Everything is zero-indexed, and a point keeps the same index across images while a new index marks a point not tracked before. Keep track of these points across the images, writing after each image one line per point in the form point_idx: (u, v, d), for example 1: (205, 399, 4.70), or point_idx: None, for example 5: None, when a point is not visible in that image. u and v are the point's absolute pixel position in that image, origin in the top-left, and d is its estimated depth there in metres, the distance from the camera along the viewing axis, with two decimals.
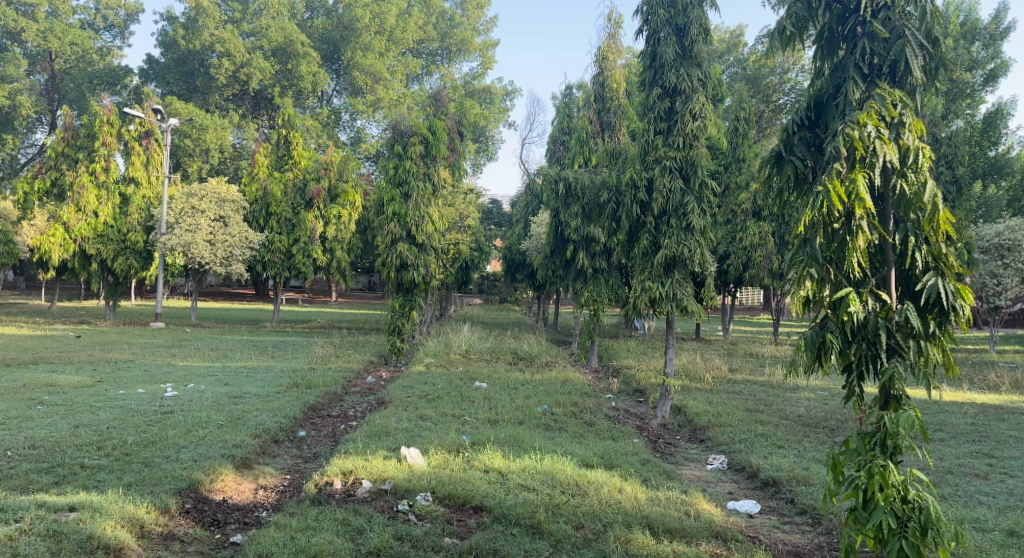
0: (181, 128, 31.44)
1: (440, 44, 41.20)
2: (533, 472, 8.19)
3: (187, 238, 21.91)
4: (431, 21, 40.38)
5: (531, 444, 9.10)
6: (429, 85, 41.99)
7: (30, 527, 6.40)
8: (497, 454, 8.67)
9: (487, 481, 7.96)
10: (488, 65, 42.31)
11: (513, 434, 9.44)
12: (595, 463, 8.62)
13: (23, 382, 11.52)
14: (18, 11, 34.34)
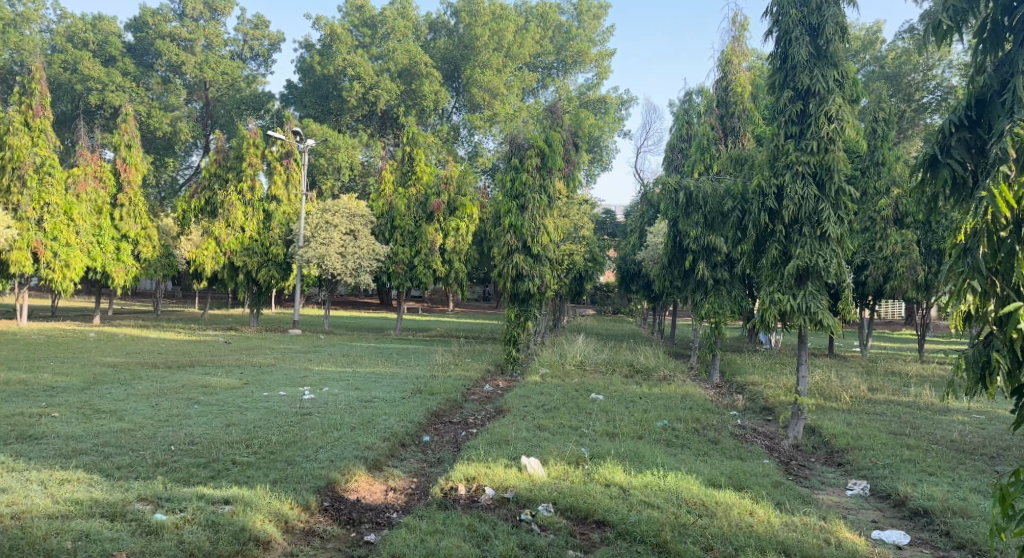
0: (317, 148, 33.22)
1: (556, 57, 41.44)
2: (657, 489, 8.05)
3: (322, 251, 22.88)
4: (548, 35, 40.84)
5: (654, 460, 8.96)
6: (545, 98, 42.31)
7: (192, 517, 6.89)
8: (618, 468, 8.58)
9: (610, 496, 7.89)
10: (604, 76, 42.16)
11: (635, 450, 9.30)
12: (723, 483, 8.36)
13: (182, 382, 12.54)
14: (180, 46, 37.55)
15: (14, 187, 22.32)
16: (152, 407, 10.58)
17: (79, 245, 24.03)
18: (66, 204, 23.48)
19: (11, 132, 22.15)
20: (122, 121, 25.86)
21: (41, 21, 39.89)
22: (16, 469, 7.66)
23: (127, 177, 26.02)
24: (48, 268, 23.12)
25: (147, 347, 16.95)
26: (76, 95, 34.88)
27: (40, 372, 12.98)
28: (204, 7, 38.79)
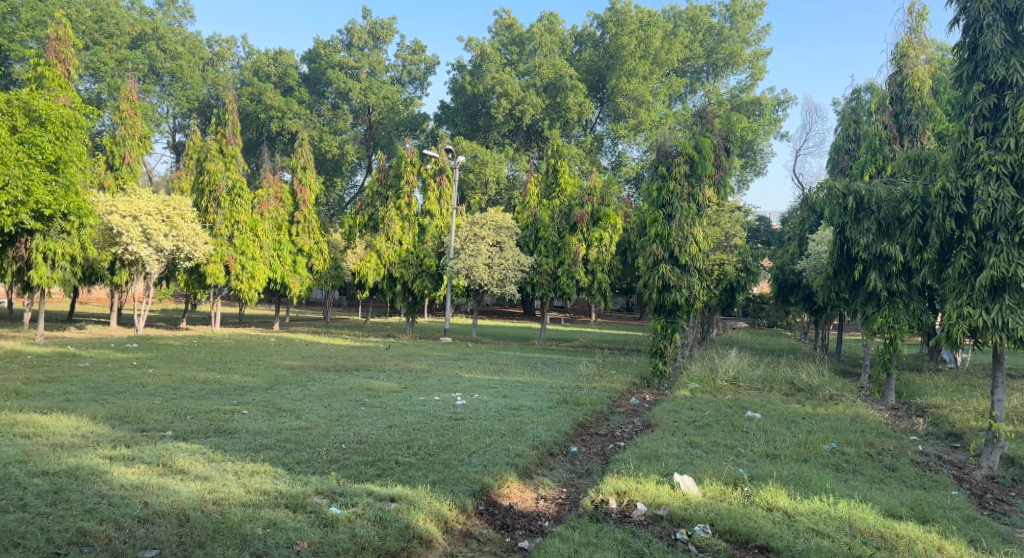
0: (466, 164, 34.39)
1: (706, 60, 40.60)
2: (827, 516, 7.73)
3: (469, 262, 23.68)
4: (698, 38, 40.13)
5: (822, 485, 8.57)
6: (694, 103, 41.52)
7: (363, 512, 7.37)
8: (781, 491, 8.29)
9: (772, 520, 7.66)
10: (758, 77, 40.70)
11: (798, 472, 8.95)
12: (905, 514, 7.88)
13: (349, 385, 13.39)
14: (346, 74, 40.16)
15: (210, 207, 24.79)
16: (324, 408, 11.38)
17: (262, 258, 26.13)
18: (253, 221, 25.68)
19: (209, 158, 24.63)
20: (299, 146, 28.26)
21: (231, 59, 44.44)
22: (214, 458, 8.49)
23: (303, 197, 28.17)
24: (237, 280, 25.34)
25: (318, 352, 18.21)
26: (260, 123, 38.63)
27: (230, 372, 14.30)
28: (368, 36, 41.47)
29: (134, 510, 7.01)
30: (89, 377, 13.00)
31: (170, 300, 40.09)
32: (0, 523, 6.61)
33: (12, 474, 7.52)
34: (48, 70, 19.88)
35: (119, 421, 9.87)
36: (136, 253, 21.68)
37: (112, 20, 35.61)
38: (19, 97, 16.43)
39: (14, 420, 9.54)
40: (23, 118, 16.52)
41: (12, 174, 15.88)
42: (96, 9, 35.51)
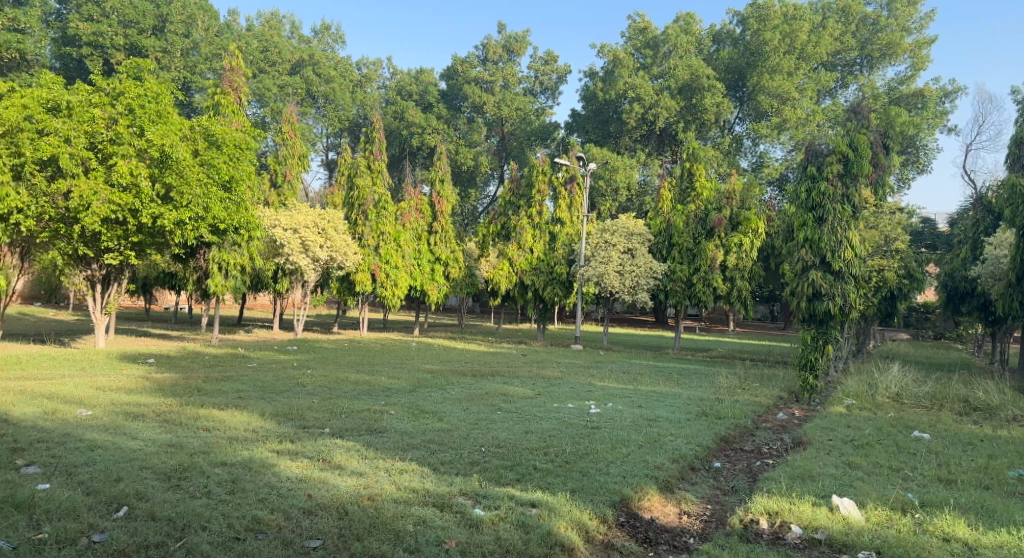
0: (598, 171, 34.42)
1: (859, 52, 38.46)
2: (1013, 551, 7.23)
3: (600, 270, 23.54)
4: (850, 29, 38.12)
5: (1005, 516, 8.01)
6: (846, 98, 39.46)
7: (506, 515, 7.62)
8: (957, 521, 7.82)
9: (949, 552, 7.27)
10: (919, 66, 38.10)
11: (976, 501, 8.39)
12: None
13: (486, 390, 13.75)
14: (481, 88, 41.32)
15: (359, 220, 26.28)
16: (464, 411, 11.74)
17: (404, 267, 27.28)
18: (396, 232, 27.00)
19: (359, 174, 26.46)
20: (437, 160, 29.65)
21: (377, 80, 47.08)
22: (366, 456, 9.02)
23: (441, 208, 29.37)
24: (382, 287, 26.50)
25: (456, 357, 18.77)
26: (402, 139, 40.71)
27: (378, 375, 15.05)
28: (503, 50, 42.34)
29: (299, 501, 7.57)
30: (257, 377, 14.11)
31: (322, 307, 42.78)
32: (189, 507, 7.29)
33: (196, 463, 8.32)
34: (223, 97, 22.32)
35: (284, 418, 10.65)
36: (295, 263, 23.25)
37: (276, 50, 39.99)
38: (201, 124, 19.06)
39: (196, 414, 10.53)
40: (204, 142, 19.03)
41: (195, 193, 17.91)
42: (264, 42, 40.12)
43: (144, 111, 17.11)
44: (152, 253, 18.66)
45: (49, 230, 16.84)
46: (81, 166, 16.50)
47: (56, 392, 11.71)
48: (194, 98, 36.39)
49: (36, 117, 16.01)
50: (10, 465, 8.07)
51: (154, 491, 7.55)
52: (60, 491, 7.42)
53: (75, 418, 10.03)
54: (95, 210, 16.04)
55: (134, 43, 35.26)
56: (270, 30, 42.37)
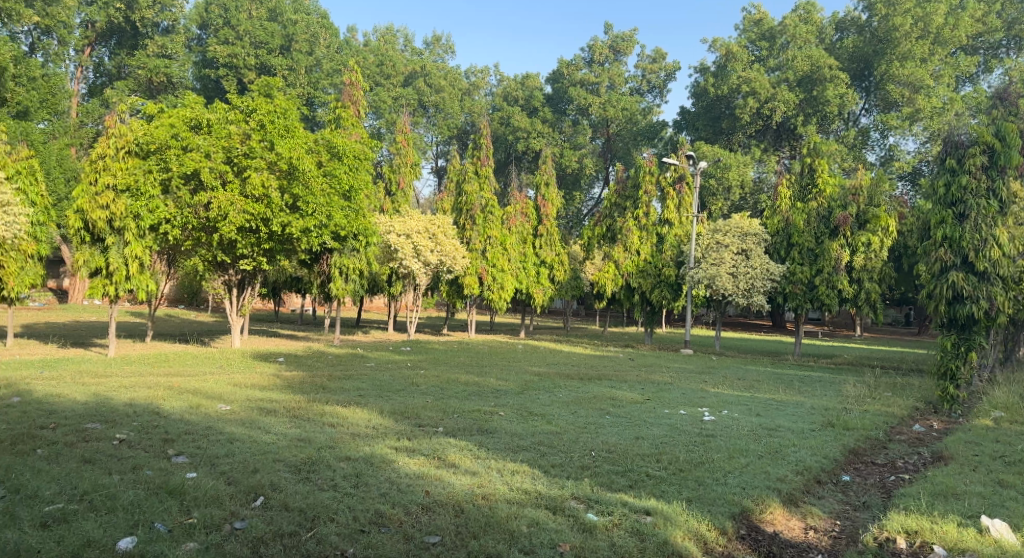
0: (709, 170, 33.60)
1: (1004, 33, 35.71)
2: None
3: (712, 271, 22.59)
4: (994, 9, 35.45)
5: None
6: (988, 84, 36.81)
7: (620, 522, 7.45)
8: None
9: None
10: None
11: None
12: None
13: (595, 393, 13.55)
14: (587, 90, 41.19)
15: (467, 224, 26.77)
16: (573, 415, 11.61)
17: (510, 270, 27.37)
18: (502, 235, 27.14)
19: (468, 180, 26.92)
20: (542, 163, 29.65)
21: (485, 87, 47.80)
22: (479, 456, 9.07)
23: (546, 212, 29.37)
24: (489, 290, 26.71)
25: (563, 360, 18.63)
26: (508, 144, 41.74)
27: (486, 376, 15.13)
28: (610, 51, 42.04)
29: (417, 497, 7.66)
30: (374, 376, 14.48)
31: (432, 309, 43.68)
32: (318, 499, 7.49)
33: (323, 457, 8.59)
34: (343, 111, 23.85)
35: (401, 416, 10.85)
36: (408, 267, 23.78)
37: (390, 63, 41.44)
38: (325, 137, 19.92)
39: (321, 411, 10.89)
40: (327, 154, 19.93)
41: (319, 202, 18.83)
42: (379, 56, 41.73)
43: (273, 126, 18.00)
44: (281, 260, 19.69)
45: (193, 238, 18.49)
46: (219, 180, 17.79)
47: (197, 387, 12.40)
48: (316, 112, 38.34)
49: (181, 135, 17.61)
50: (162, 454, 8.54)
51: (287, 483, 7.80)
52: (205, 480, 7.76)
53: (215, 412, 10.58)
54: (232, 219, 17.30)
55: (263, 63, 37.60)
56: (385, 44, 44.07)
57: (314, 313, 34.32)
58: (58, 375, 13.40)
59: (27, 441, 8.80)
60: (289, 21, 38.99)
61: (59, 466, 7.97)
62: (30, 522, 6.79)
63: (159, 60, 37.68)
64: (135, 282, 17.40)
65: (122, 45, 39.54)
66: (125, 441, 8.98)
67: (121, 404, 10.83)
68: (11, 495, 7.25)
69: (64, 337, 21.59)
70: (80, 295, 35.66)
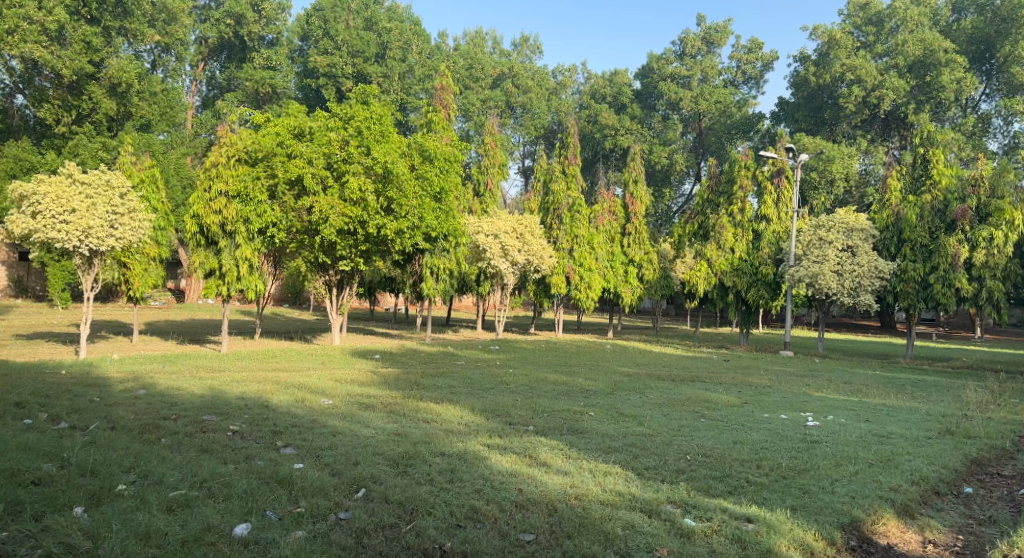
0: (809, 163, 32.44)
1: None
2: None
3: (815, 270, 21.65)
4: None
5: None
6: None
7: (719, 528, 7.14)
8: None
9: None
10: None
11: None
12: None
13: (688, 395, 13.17)
14: (678, 84, 40.48)
15: (555, 224, 26.62)
16: (666, 416, 11.30)
17: (598, 270, 27.06)
18: (590, 235, 26.85)
19: (554, 179, 26.81)
20: (631, 161, 29.25)
21: (572, 86, 47.48)
22: (571, 455, 8.91)
23: (634, 209, 28.90)
24: (576, 290, 26.47)
25: (654, 360, 18.24)
26: (595, 142, 41.64)
27: (575, 376, 14.95)
28: (702, 43, 41.13)
29: (511, 495, 7.57)
30: (465, 374, 14.54)
31: (520, 308, 43.78)
32: (416, 492, 7.49)
33: (419, 453, 8.63)
34: (435, 115, 24.20)
35: (492, 414, 10.82)
36: (495, 266, 23.86)
37: (479, 66, 41.96)
38: (417, 141, 20.28)
39: (416, 407, 10.98)
40: (419, 157, 20.23)
41: (412, 205, 19.06)
42: (469, 59, 42.31)
43: (370, 131, 18.42)
44: (376, 261, 20.13)
45: (296, 240, 19.08)
46: (320, 185, 18.37)
47: (301, 383, 12.76)
48: (409, 117, 39.17)
49: (287, 143, 18.27)
50: (271, 446, 8.77)
51: (386, 476, 7.86)
52: (311, 471, 7.89)
53: (318, 407, 10.83)
54: (332, 222, 17.74)
55: (360, 71, 38.82)
56: (474, 47, 44.49)
57: (406, 312, 35.01)
58: (177, 369, 14.06)
59: (152, 430, 9.17)
60: (384, 29, 39.94)
61: (181, 455, 8.22)
62: (156, 505, 6.85)
63: (264, 72, 39.43)
64: (245, 282, 18.21)
65: (232, 59, 41.61)
66: (238, 432, 9.27)
67: (233, 398, 11.23)
68: (141, 480, 7.40)
69: (180, 334, 22.76)
70: (196, 295, 37.78)
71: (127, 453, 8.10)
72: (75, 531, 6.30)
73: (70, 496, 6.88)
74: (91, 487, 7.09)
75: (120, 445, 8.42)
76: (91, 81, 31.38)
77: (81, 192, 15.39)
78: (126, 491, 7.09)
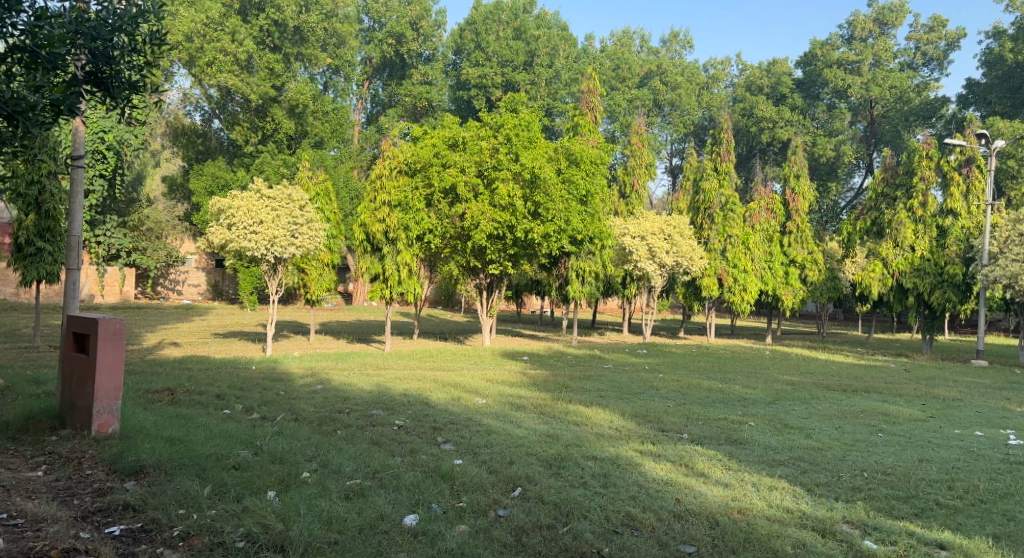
0: (1005, 150, 29.40)
1: None
2: None
3: (1014, 270, 19.14)
4: None
5: None
6: None
7: (906, 553, 6.36)
8: None
9: None
10: None
11: None
12: None
13: (862, 407, 12.11)
14: (846, 70, 38.22)
15: (706, 224, 25.74)
16: (838, 429, 10.41)
17: (754, 271, 25.74)
18: (745, 234, 25.58)
19: (705, 177, 25.90)
20: (792, 154, 27.59)
21: (725, 79, 45.74)
22: (732, 467, 8.36)
23: (796, 206, 27.20)
24: (730, 292, 25.47)
25: (819, 369, 16.99)
26: (751, 137, 40.07)
27: (732, 383, 14.23)
28: (874, 24, 38.49)
29: (669, 505, 7.13)
30: (614, 377, 14.17)
31: (668, 311, 42.68)
32: (571, 495, 7.23)
33: (573, 455, 8.40)
34: (581, 118, 24.01)
35: (644, 419, 10.42)
36: (642, 269, 23.23)
37: (626, 66, 41.50)
38: (563, 145, 20.08)
39: (568, 409, 10.77)
40: (565, 162, 20.02)
41: (557, 208, 18.80)
42: (616, 60, 42.02)
43: (518, 139, 18.41)
44: (524, 264, 20.14)
45: (450, 246, 19.49)
46: (472, 192, 18.68)
47: (457, 381, 12.90)
48: (557, 123, 39.28)
49: (442, 154, 18.91)
50: (433, 441, 8.85)
51: (542, 477, 7.67)
52: (471, 468, 7.84)
53: (473, 405, 10.89)
54: (483, 227, 17.92)
55: (509, 80, 39.52)
56: (622, 47, 43.98)
57: (554, 314, 35.06)
58: (347, 366, 14.68)
59: (329, 423, 9.51)
60: (532, 38, 40.35)
61: (355, 446, 8.45)
62: (335, 493, 6.96)
63: (421, 87, 40.99)
64: (405, 286, 18.64)
65: (392, 77, 43.38)
66: (403, 427, 9.43)
67: (397, 394, 11.52)
68: (321, 468, 7.63)
69: (349, 333, 23.95)
70: (362, 297, 39.63)
71: (308, 443, 8.41)
72: (270, 512, 6.31)
73: (263, 481, 7.08)
74: (280, 473, 7.31)
75: (302, 435, 8.77)
76: (274, 105, 33.93)
77: (267, 205, 16.44)
78: (310, 478, 7.28)
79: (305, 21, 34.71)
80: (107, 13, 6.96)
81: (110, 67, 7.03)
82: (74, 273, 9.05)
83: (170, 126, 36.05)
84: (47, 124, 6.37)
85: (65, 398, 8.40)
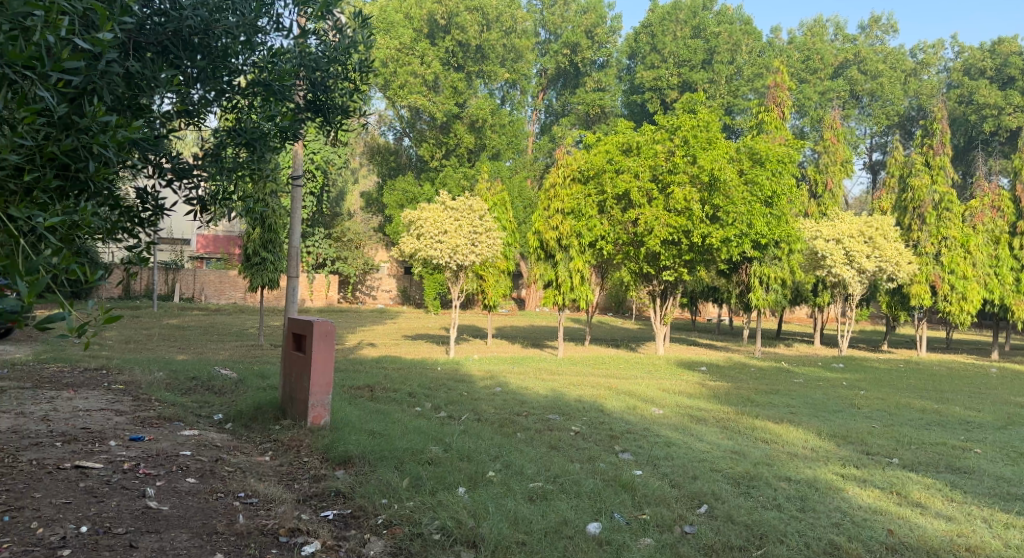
0: None
1: None
2: None
3: None
4: None
5: None
6: None
7: None
8: None
9: None
10: None
11: None
12: None
13: None
14: None
15: (915, 225, 23.58)
16: None
17: (976, 277, 23.13)
18: (964, 236, 23.06)
19: (914, 173, 23.73)
20: None
21: (936, 64, 41.66)
22: (955, 498, 7.51)
23: None
24: (945, 301, 23.04)
25: None
26: (970, 126, 36.20)
27: (950, 404, 12.84)
28: None
29: (880, 535, 6.50)
30: (805, 393, 13.28)
31: (867, 320, 39.56)
32: (763, 517, 6.79)
33: (763, 474, 7.94)
34: (766, 115, 22.92)
35: (843, 440, 9.65)
36: (839, 275, 21.59)
37: (818, 56, 39.06)
38: (746, 144, 19.17)
39: (753, 424, 10.21)
40: (748, 162, 19.10)
41: (739, 211, 17.93)
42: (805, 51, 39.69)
43: (696, 140, 17.82)
44: (700, 270, 19.37)
45: (623, 252, 19.31)
46: (647, 197, 18.35)
47: (634, 390, 12.67)
48: (740, 121, 37.59)
49: (615, 159, 18.91)
50: (611, 449, 8.72)
51: (729, 494, 7.31)
52: (653, 479, 7.63)
53: (651, 414, 10.65)
54: (657, 232, 17.57)
55: (686, 80, 38.59)
56: (813, 37, 41.43)
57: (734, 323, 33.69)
58: (525, 370, 14.93)
59: (509, 425, 9.67)
60: (711, 34, 39.04)
61: (535, 449, 8.52)
62: (520, 494, 7.03)
63: (595, 93, 41.10)
64: (578, 292, 18.55)
65: (567, 86, 43.60)
66: (580, 432, 9.40)
67: (574, 400, 11.51)
68: (505, 469, 7.74)
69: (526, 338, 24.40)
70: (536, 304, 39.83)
71: (492, 444, 8.60)
72: (462, 508, 6.47)
73: (454, 477, 7.28)
74: (468, 471, 7.49)
75: (487, 435, 8.98)
76: (456, 121, 35.35)
77: (452, 216, 17.13)
78: (496, 478, 7.41)
79: (487, 39, 35.87)
80: (326, 46, 7.55)
81: (326, 95, 7.65)
82: (293, 280, 9.85)
83: (368, 144, 38.70)
84: (276, 148, 6.98)
85: (285, 391, 9.15)
